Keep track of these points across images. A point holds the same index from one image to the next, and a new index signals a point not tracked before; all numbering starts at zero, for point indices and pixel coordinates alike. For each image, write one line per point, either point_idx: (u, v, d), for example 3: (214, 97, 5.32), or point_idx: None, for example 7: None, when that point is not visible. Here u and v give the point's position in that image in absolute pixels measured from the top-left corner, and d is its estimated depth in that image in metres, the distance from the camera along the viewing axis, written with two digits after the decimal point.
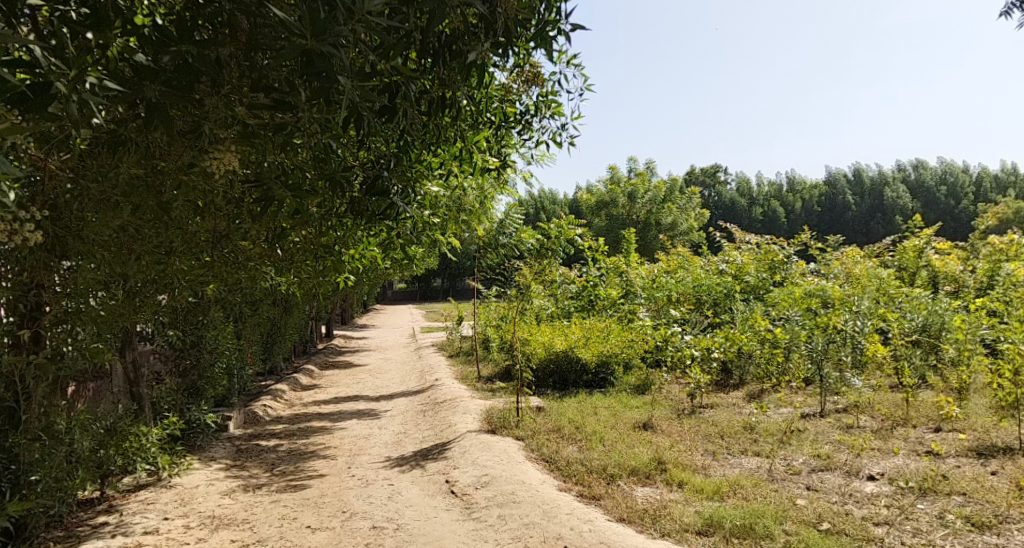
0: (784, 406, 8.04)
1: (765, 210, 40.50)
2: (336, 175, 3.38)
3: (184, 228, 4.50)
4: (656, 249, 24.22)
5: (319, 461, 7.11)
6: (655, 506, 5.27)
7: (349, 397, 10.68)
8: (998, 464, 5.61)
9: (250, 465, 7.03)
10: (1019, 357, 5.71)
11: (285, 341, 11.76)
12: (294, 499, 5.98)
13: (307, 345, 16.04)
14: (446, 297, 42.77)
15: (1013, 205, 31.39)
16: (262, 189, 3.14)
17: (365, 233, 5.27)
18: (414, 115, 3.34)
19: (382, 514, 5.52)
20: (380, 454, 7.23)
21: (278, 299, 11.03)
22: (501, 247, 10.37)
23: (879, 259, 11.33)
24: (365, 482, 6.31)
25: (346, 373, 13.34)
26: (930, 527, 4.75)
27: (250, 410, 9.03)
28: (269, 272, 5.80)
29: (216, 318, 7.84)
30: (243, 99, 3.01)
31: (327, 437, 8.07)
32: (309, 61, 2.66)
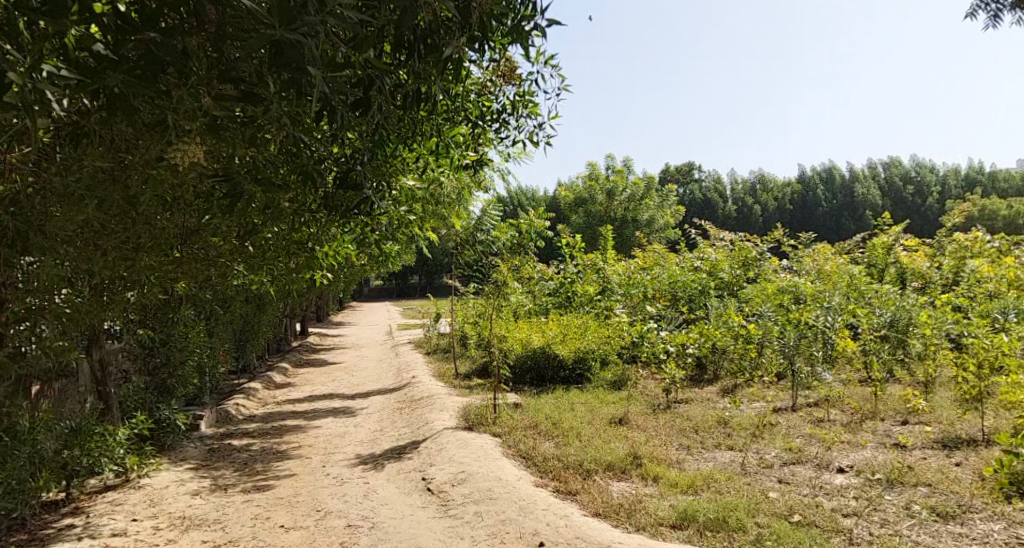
0: (756, 400, 8.16)
1: (740, 208, 40.94)
2: (308, 168, 3.35)
3: (153, 223, 4.52)
4: (632, 247, 24.35)
5: (291, 461, 7.07)
6: (631, 500, 5.32)
7: (324, 395, 10.63)
8: (962, 455, 5.75)
9: (221, 465, 6.99)
10: (982, 351, 5.84)
11: (258, 340, 11.70)
12: (267, 499, 5.96)
13: (282, 342, 15.94)
14: (425, 293, 42.81)
15: (977, 204, 32.06)
16: (232, 183, 3.13)
17: (340, 230, 5.24)
18: (389, 109, 3.34)
19: (357, 512, 5.53)
20: (354, 452, 7.23)
21: (251, 296, 10.97)
22: (478, 243, 10.39)
23: (850, 254, 11.51)
24: (340, 481, 6.30)
25: (322, 370, 13.31)
26: (896, 518, 4.86)
27: (222, 409, 8.98)
28: (241, 270, 5.75)
29: (186, 316, 7.78)
30: (212, 90, 2.99)
31: (301, 436, 8.04)
32: (279, 52, 2.64)
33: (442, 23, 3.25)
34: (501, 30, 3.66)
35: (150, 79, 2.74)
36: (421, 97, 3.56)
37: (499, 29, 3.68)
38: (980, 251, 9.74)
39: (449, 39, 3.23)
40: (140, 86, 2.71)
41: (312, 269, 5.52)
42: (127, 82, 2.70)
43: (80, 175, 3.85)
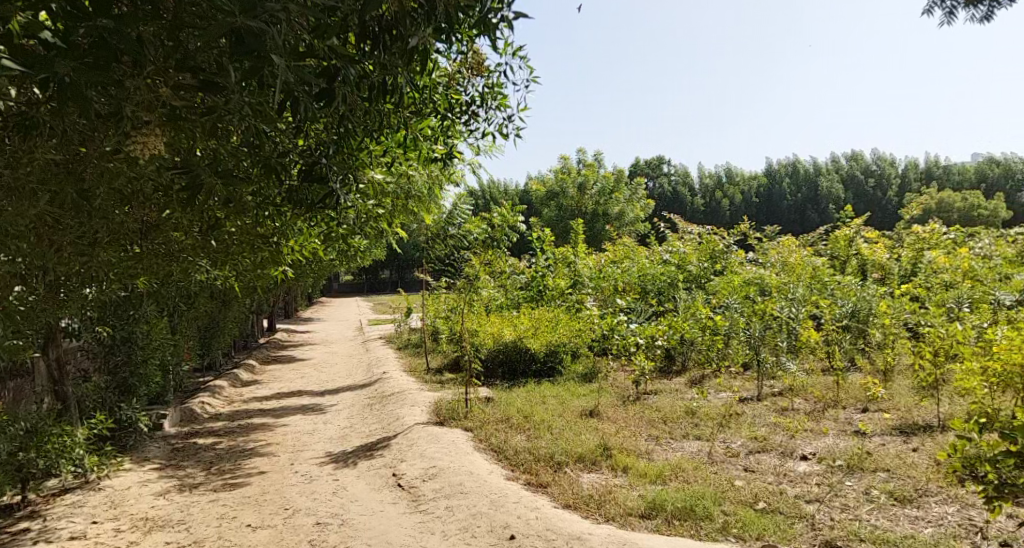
0: (723, 390, 8.30)
1: (709, 202, 41.31)
2: (270, 161, 3.34)
3: (111, 217, 4.28)
4: (602, 240, 24.51)
5: (260, 459, 7.05)
6: (600, 491, 5.39)
7: (292, 392, 10.58)
8: (919, 441, 5.91)
9: (187, 465, 6.94)
10: (938, 339, 5.99)
11: (225, 337, 11.59)
12: (233, 498, 5.94)
13: (249, 339, 15.81)
14: (396, 288, 42.69)
15: (935, 198, 32.83)
16: (191, 174, 3.11)
17: (306, 225, 5.23)
18: (354, 101, 3.34)
19: (326, 510, 5.54)
20: (323, 450, 7.22)
21: (216, 293, 10.91)
22: (449, 238, 10.22)
23: (814, 246, 11.73)
24: (308, 479, 6.30)
25: (289, 367, 13.23)
26: (856, 503, 4.99)
27: (187, 408, 8.91)
28: (204, 266, 5.71)
29: (148, 312, 7.72)
30: (168, 80, 3.03)
31: (270, 434, 8.01)
32: (240, 40, 2.65)
33: (408, 13, 3.26)
34: (466, 23, 3.68)
35: (102, 67, 2.73)
36: (388, 89, 3.57)
37: (466, 20, 3.69)
38: (937, 242, 10.01)
39: (414, 30, 3.23)
40: (91, 73, 2.69)
41: (277, 265, 5.51)
42: (80, 71, 2.67)
43: (29, 169, 3.72)
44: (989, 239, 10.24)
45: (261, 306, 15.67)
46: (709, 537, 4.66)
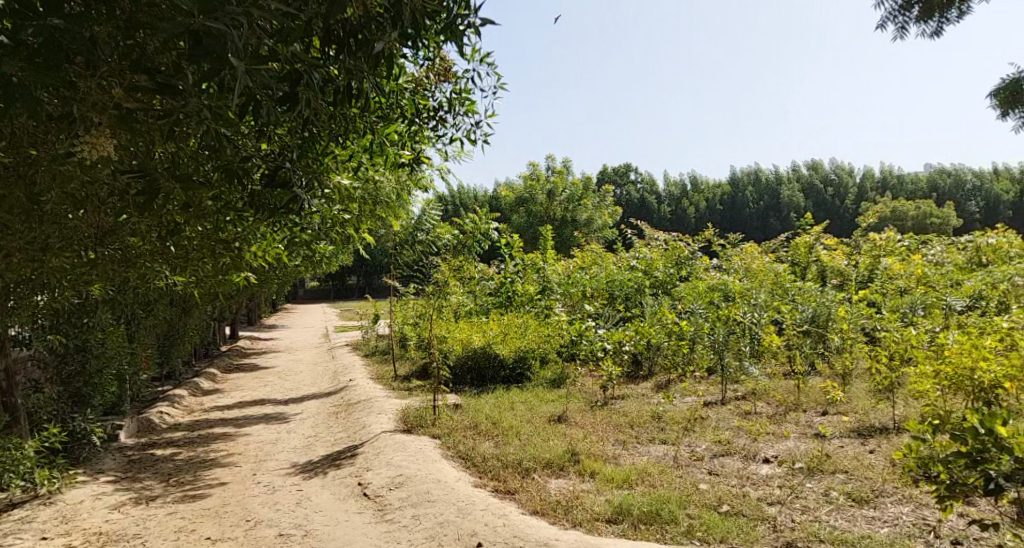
0: (689, 395, 8.40)
1: (676, 208, 41.75)
2: (231, 165, 3.33)
3: (64, 221, 4.21)
4: (571, 247, 24.66)
5: (221, 469, 6.98)
6: (568, 497, 5.44)
7: (255, 401, 10.47)
8: (876, 443, 6.05)
9: (144, 477, 6.84)
10: (894, 343, 6.14)
11: (185, 345, 11.44)
12: (192, 510, 5.88)
13: (211, 347, 15.61)
14: (363, 295, 42.45)
15: (892, 205, 33.62)
16: (147, 177, 3.10)
17: (265, 232, 5.20)
18: (318, 104, 3.34)
19: (290, 521, 5.51)
20: (287, 459, 7.16)
21: (175, 300, 10.79)
22: (418, 244, 9.94)
23: (776, 252, 11.95)
24: (271, 489, 6.26)
25: (252, 375, 13.09)
26: (817, 504, 5.10)
27: (145, 418, 8.78)
28: (161, 273, 5.65)
29: (104, 320, 7.59)
30: (122, 81, 3.05)
31: (232, 444, 7.93)
32: (197, 41, 2.66)
33: (373, 17, 3.28)
34: (433, 29, 3.71)
35: (52, 68, 2.68)
36: (353, 93, 3.58)
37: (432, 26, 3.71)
38: (893, 250, 10.28)
39: (379, 34, 3.26)
40: (42, 75, 2.65)
41: (238, 272, 5.47)
42: (27, 70, 2.70)
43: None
44: (941, 247, 10.54)
45: (223, 313, 15.48)
46: (675, 539, 4.73)
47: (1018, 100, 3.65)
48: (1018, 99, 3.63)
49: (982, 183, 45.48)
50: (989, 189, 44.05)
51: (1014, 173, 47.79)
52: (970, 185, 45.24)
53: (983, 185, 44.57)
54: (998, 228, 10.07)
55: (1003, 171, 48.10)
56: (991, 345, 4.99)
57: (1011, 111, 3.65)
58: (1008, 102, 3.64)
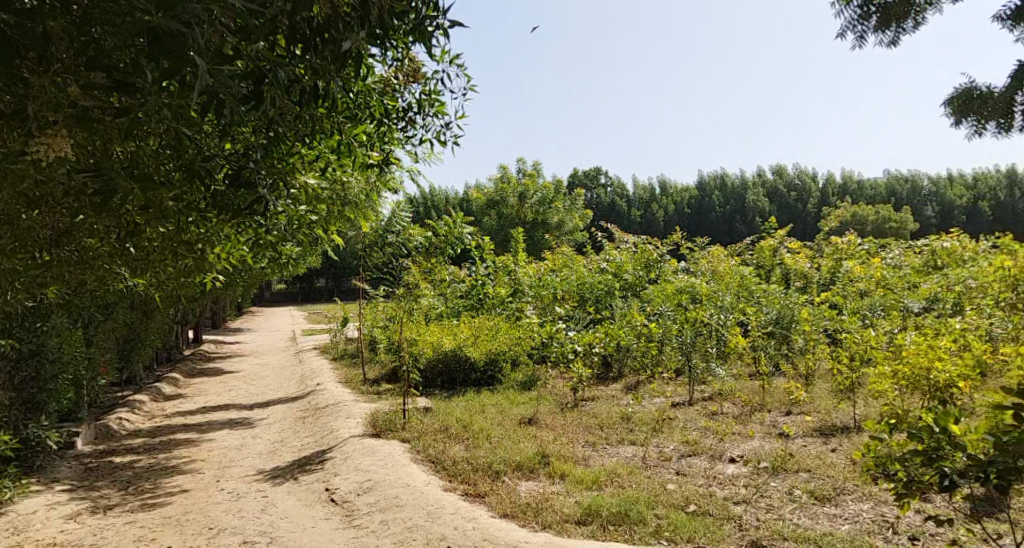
0: (657, 396, 8.50)
1: (645, 211, 42.04)
2: (193, 165, 3.35)
3: (17, 223, 4.04)
4: (541, 250, 24.76)
5: (183, 476, 6.92)
6: (538, 499, 5.48)
7: (219, 406, 10.37)
8: (837, 442, 6.19)
9: (102, 485, 6.76)
10: (855, 344, 6.28)
11: (146, 349, 11.28)
12: (152, 519, 5.82)
13: (173, 351, 15.40)
14: (332, 297, 42.13)
15: (853, 210, 34.25)
16: (105, 177, 3.12)
17: (228, 234, 5.16)
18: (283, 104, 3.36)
19: (255, 528, 5.49)
20: (253, 466, 7.12)
21: (135, 303, 10.64)
22: (387, 246, 10.04)
23: (742, 255, 12.13)
24: (235, 496, 6.22)
25: (217, 380, 12.95)
26: (780, 503, 5.20)
27: (103, 424, 8.65)
28: (121, 277, 5.57)
29: (59, 325, 7.47)
30: (77, 79, 3.06)
31: (195, 450, 7.85)
32: (157, 39, 2.69)
33: (340, 18, 3.30)
34: (401, 31, 3.73)
35: None
36: (318, 94, 3.59)
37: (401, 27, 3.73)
38: (854, 253, 10.50)
39: (346, 35, 3.28)
40: None
41: (200, 275, 5.43)
42: None
43: None
44: (899, 250, 10.77)
45: (187, 316, 15.28)
46: (643, 540, 4.79)
47: (972, 107, 3.79)
48: (970, 107, 3.77)
49: (941, 187, 46.48)
50: (946, 193, 45.01)
51: (970, 178, 48.88)
52: (929, 189, 46.22)
53: (942, 189, 45.56)
54: (954, 232, 10.34)
55: (960, 176, 49.17)
56: (947, 346, 5.12)
57: (964, 119, 3.81)
58: (962, 109, 3.79)
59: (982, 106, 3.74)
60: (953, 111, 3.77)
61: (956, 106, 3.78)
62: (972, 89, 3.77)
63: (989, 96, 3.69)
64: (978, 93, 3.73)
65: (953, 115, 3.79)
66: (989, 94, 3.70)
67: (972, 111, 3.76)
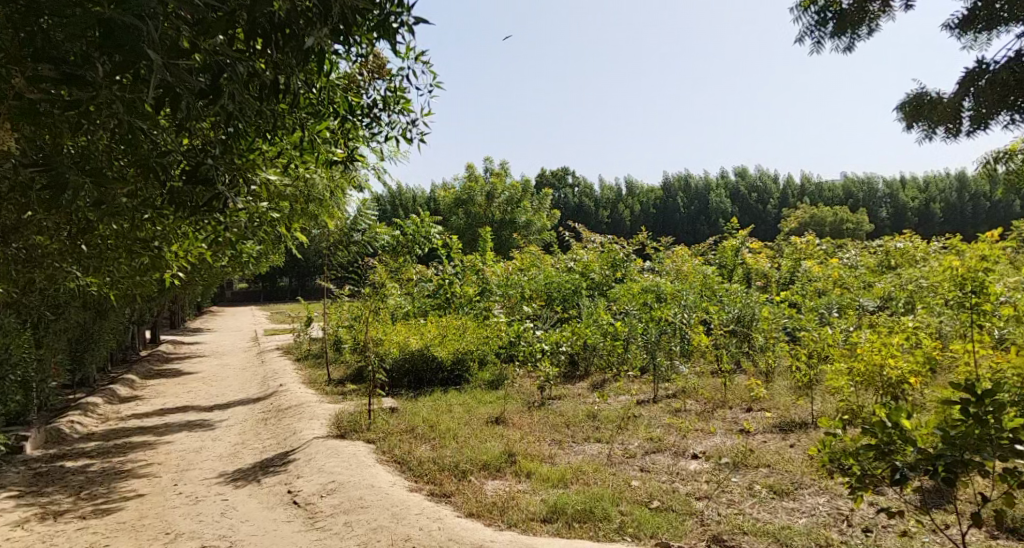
0: (622, 394, 8.60)
1: (612, 211, 42.30)
2: (148, 161, 3.35)
3: None
4: (509, 249, 24.81)
5: (138, 480, 6.84)
6: (504, 498, 5.52)
7: (179, 408, 10.24)
8: (795, 437, 6.32)
9: (53, 491, 6.65)
10: (813, 342, 6.42)
11: (99, 351, 11.08)
12: (106, 524, 5.75)
13: (129, 352, 15.12)
14: (296, 297, 41.74)
15: (813, 212, 34.87)
16: (56, 172, 3.12)
17: (186, 234, 5.11)
18: (242, 99, 3.38)
19: (213, 532, 5.45)
20: (212, 468, 7.05)
21: (89, 304, 10.46)
22: (353, 244, 10.15)
23: (706, 255, 12.30)
24: (194, 500, 6.16)
25: (176, 381, 12.77)
26: (741, 498, 5.30)
27: (55, 428, 8.50)
28: (74, 277, 5.48)
29: (7, 326, 7.33)
30: (26, 72, 3.06)
31: (152, 454, 7.74)
32: (109, 32, 2.71)
33: (304, 13, 3.30)
34: (366, 27, 3.74)
35: None
36: (280, 90, 3.59)
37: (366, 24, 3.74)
38: (813, 253, 10.73)
39: (309, 30, 3.28)
40: None
41: (157, 274, 5.37)
42: None
43: None
44: (855, 251, 11.03)
45: (145, 316, 15.03)
46: (607, 536, 4.86)
47: (924, 113, 3.97)
48: (922, 111, 3.97)
49: (897, 189, 47.56)
50: (901, 196, 46.04)
51: (923, 180, 50.08)
52: (885, 190, 47.27)
53: (897, 191, 46.60)
54: (908, 233, 10.62)
55: (913, 178, 50.38)
56: (899, 343, 5.28)
57: (919, 123, 3.99)
58: (915, 113, 3.99)
59: (932, 111, 3.92)
60: (905, 115, 3.99)
61: (909, 111, 3.99)
62: (926, 96, 3.95)
63: (937, 102, 3.88)
64: (928, 100, 3.93)
65: (905, 119, 3.99)
66: (937, 100, 3.87)
67: (923, 116, 3.96)
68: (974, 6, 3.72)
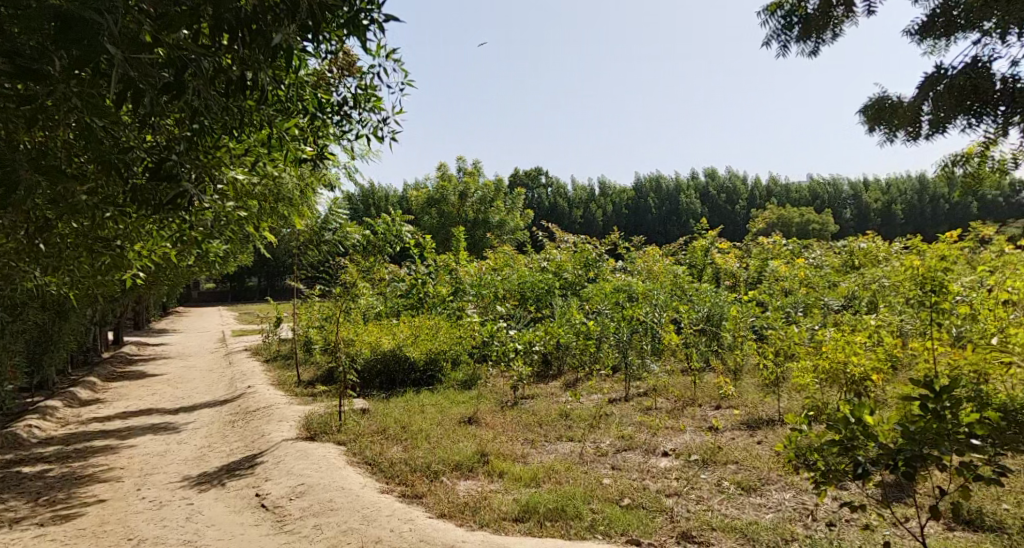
0: (595, 392, 8.65)
1: (584, 211, 42.41)
2: (107, 157, 3.34)
3: None
4: (482, 250, 24.80)
5: (99, 485, 6.74)
6: (476, 498, 5.53)
7: (142, 411, 10.10)
8: (763, 434, 6.41)
9: (11, 497, 6.54)
10: (779, 340, 6.51)
11: (58, 353, 10.89)
12: (65, 531, 5.67)
13: (89, 354, 14.85)
14: (265, 297, 41.33)
15: (781, 212, 35.29)
16: (11, 167, 3.10)
17: (150, 232, 5.06)
18: (205, 95, 3.38)
19: (178, 537, 5.41)
20: (176, 472, 6.98)
21: (48, 305, 10.27)
22: (324, 244, 9.99)
23: (676, 255, 12.41)
24: (157, 504, 6.10)
25: (139, 384, 12.59)
26: (710, 494, 5.36)
27: (12, 433, 8.35)
28: (31, 278, 5.39)
29: None
30: None
31: (114, 458, 7.64)
32: (67, 26, 2.71)
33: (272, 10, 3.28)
34: (336, 24, 3.73)
35: None
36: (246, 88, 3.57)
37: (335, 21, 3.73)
38: (780, 253, 10.90)
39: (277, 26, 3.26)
40: None
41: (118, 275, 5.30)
42: None
43: None
44: (821, 251, 11.20)
45: (107, 316, 14.78)
46: (579, 534, 4.89)
47: (885, 117, 3.53)
48: (883, 115, 3.52)
49: (861, 191, 48.35)
50: (865, 197, 46.80)
51: (885, 182, 51.00)
52: (849, 192, 48.04)
53: (861, 192, 47.38)
54: (871, 234, 10.80)
55: (877, 179, 51.27)
56: (863, 341, 5.39)
57: (879, 128, 3.55)
58: (875, 117, 3.55)
59: (893, 115, 3.47)
60: (863, 120, 3.54)
61: (867, 114, 3.54)
62: (887, 99, 3.51)
63: (898, 105, 3.43)
64: (888, 102, 3.48)
65: (863, 123, 3.55)
66: (897, 103, 3.43)
67: (884, 120, 3.50)
68: (931, 8, 3.30)
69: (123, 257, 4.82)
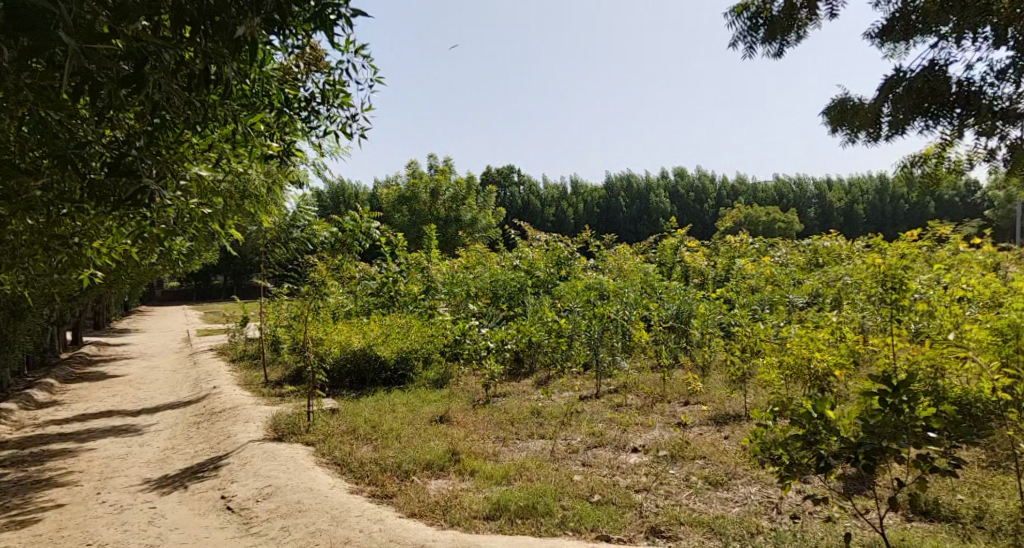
0: (566, 390, 8.68)
1: (557, 209, 42.48)
2: (63, 151, 3.31)
3: None
4: (454, 248, 24.75)
5: (58, 489, 6.63)
6: (446, 497, 5.52)
7: (103, 413, 9.93)
8: (730, 429, 6.49)
9: None
10: (746, 337, 6.58)
11: (12, 355, 10.66)
12: (21, 537, 5.57)
13: (48, 355, 14.54)
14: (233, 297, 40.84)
15: (749, 211, 35.65)
16: None
17: (108, 231, 4.97)
18: (165, 88, 3.36)
19: (140, 541, 5.34)
20: (137, 476, 6.88)
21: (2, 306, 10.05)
22: (292, 241, 9.79)
23: (647, 253, 12.49)
24: (118, 508, 6.01)
25: (101, 385, 12.37)
26: (678, 489, 5.41)
27: None
28: None
29: None
30: None
31: (73, 461, 7.51)
32: (19, 15, 2.69)
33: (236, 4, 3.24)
34: (301, 19, 3.70)
35: None
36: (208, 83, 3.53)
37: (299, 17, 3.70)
38: (747, 252, 11.00)
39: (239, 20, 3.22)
40: None
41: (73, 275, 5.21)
42: None
43: None
44: (786, 249, 11.33)
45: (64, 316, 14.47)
46: (549, 531, 4.91)
47: (846, 118, 3.35)
48: (845, 116, 3.33)
49: (828, 190, 49.06)
50: (832, 196, 47.48)
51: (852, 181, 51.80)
52: (816, 191, 48.75)
53: (828, 192, 48.07)
54: (836, 232, 10.95)
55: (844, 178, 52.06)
56: (826, 337, 5.48)
57: (839, 129, 3.37)
58: (838, 118, 3.36)
59: (856, 115, 3.30)
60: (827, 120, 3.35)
61: (830, 115, 3.35)
62: (846, 99, 3.35)
63: (861, 105, 3.27)
64: (850, 103, 3.30)
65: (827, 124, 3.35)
66: (859, 104, 3.28)
67: (846, 120, 3.32)
68: (890, 11, 3.23)
69: (80, 256, 4.74)
